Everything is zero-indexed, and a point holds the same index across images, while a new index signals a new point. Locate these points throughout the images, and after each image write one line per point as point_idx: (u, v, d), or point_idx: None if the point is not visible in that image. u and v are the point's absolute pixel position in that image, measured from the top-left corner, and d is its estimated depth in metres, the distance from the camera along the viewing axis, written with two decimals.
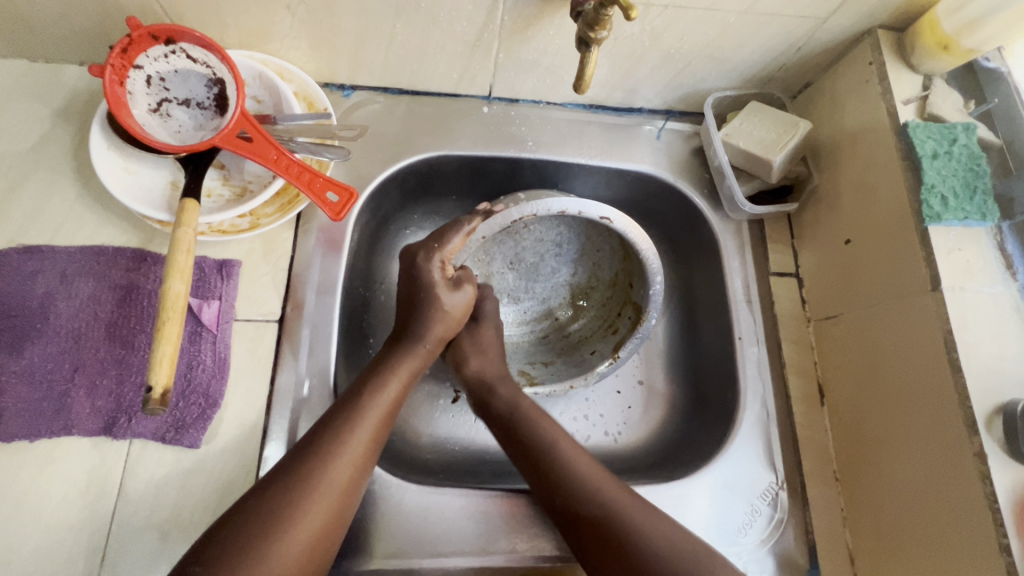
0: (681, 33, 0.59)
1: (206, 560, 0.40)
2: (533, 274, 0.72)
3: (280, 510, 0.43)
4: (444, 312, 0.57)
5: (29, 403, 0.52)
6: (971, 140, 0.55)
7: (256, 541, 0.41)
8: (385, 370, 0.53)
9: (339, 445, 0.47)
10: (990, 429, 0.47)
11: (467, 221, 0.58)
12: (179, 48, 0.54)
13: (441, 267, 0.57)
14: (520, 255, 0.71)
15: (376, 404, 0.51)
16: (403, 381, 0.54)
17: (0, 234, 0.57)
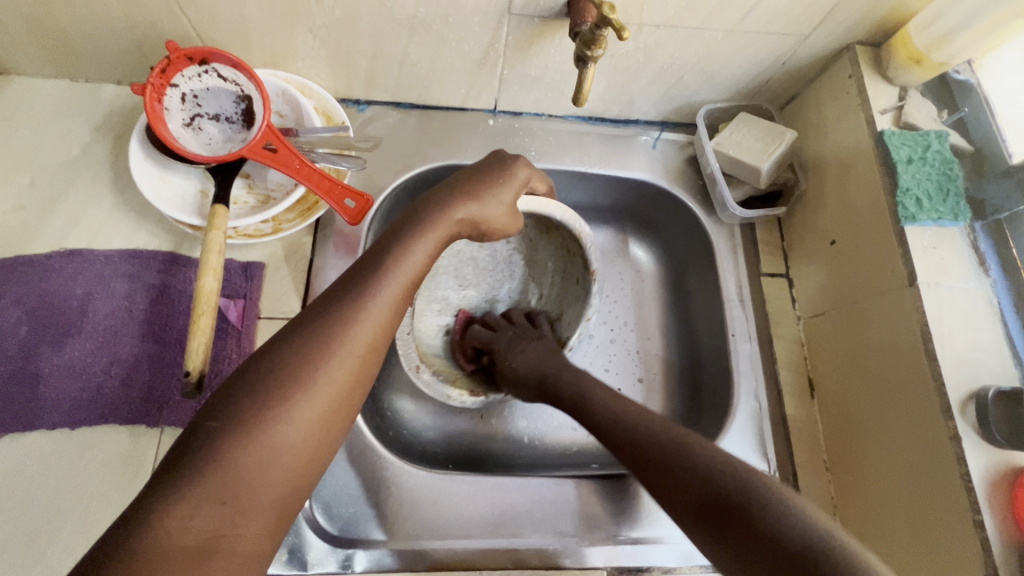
0: (672, 50, 0.64)
1: (215, 420, 0.37)
2: (484, 279, 0.76)
3: (292, 371, 0.39)
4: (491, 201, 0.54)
5: (70, 393, 0.56)
6: (944, 146, 0.59)
7: (265, 405, 0.38)
8: (413, 232, 0.49)
9: (358, 311, 0.43)
10: (964, 413, 0.50)
11: (529, 157, 0.58)
12: (212, 67, 0.59)
13: (523, 170, 0.57)
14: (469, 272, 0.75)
15: (401, 268, 0.46)
16: (429, 251, 0.49)
17: (44, 239, 0.62)
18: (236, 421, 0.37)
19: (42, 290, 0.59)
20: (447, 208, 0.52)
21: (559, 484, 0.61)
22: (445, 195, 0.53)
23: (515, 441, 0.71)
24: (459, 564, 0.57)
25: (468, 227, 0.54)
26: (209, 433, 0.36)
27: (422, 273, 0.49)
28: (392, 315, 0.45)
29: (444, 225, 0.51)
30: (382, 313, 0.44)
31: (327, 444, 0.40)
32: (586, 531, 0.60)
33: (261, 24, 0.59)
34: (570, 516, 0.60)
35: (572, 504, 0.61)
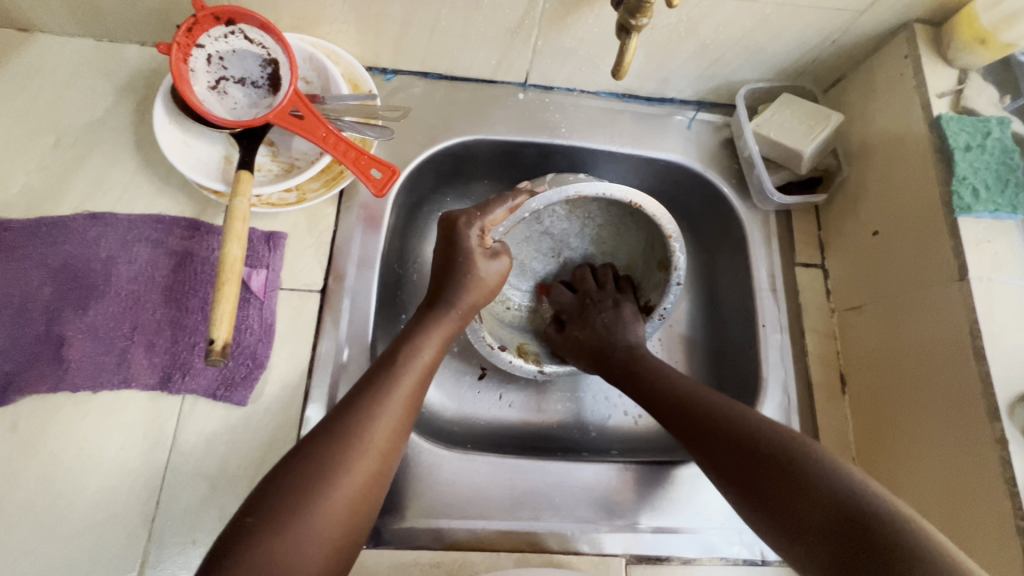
0: (717, 23, 0.60)
1: (254, 518, 0.42)
2: (565, 244, 0.73)
3: (319, 471, 0.44)
4: (478, 279, 0.57)
5: (92, 357, 0.56)
6: (1005, 134, 0.55)
7: (299, 498, 0.42)
8: (423, 332, 0.54)
9: (376, 405, 0.48)
10: (1013, 416, 0.48)
11: (480, 217, 0.58)
12: (238, 28, 0.58)
13: (479, 234, 0.58)
14: (540, 238, 0.71)
15: (411, 365, 0.51)
16: (437, 346, 0.54)
17: (68, 201, 0.61)
18: (276, 509, 0.42)
19: (66, 253, 0.58)
20: (448, 299, 0.56)
21: (580, 470, 0.60)
22: (446, 293, 0.57)
23: (533, 423, 0.70)
24: (476, 545, 0.57)
25: (473, 307, 0.57)
26: (253, 527, 0.41)
27: (432, 367, 0.54)
28: (405, 411, 0.49)
29: (452, 322, 0.56)
30: (398, 411, 0.49)
31: (357, 528, 0.45)
32: (607, 518, 0.59)
33: None
34: (591, 500, 0.59)
35: (594, 489, 0.60)
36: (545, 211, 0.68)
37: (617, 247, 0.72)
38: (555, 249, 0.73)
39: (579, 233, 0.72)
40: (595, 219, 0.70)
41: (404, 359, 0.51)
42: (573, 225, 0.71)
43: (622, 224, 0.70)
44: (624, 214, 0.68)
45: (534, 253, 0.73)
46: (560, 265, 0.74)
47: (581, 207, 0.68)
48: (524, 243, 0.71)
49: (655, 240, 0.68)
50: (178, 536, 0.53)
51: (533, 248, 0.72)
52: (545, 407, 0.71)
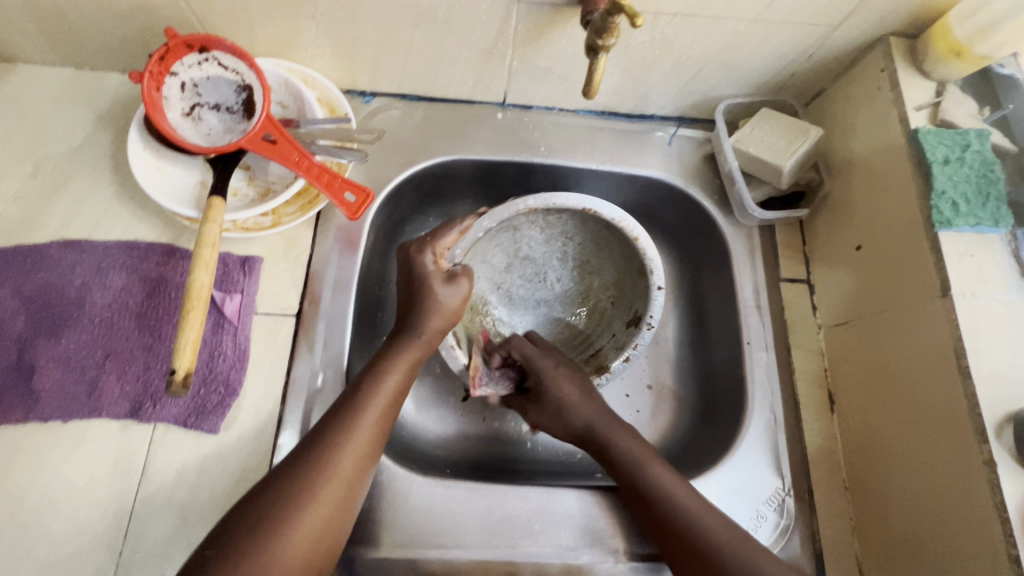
0: (691, 41, 0.60)
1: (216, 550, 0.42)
2: (550, 266, 0.72)
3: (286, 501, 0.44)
4: (439, 304, 0.56)
5: (63, 386, 0.55)
6: (984, 146, 0.54)
7: (263, 527, 0.43)
8: (388, 363, 0.54)
9: (345, 434, 0.48)
10: (1000, 437, 0.46)
11: (431, 243, 0.58)
12: (212, 56, 0.58)
13: (433, 259, 0.58)
14: (522, 264, 0.72)
15: (379, 393, 0.51)
16: (403, 374, 0.54)
17: (45, 228, 0.61)
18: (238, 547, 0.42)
19: (41, 281, 0.58)
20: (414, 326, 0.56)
21: (560, 495, 0.59)
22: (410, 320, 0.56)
23: (516, 445, 0.69)
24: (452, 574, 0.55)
25: (439, 331, 0.57)
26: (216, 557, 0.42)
27: (401, 393, 0.53)
28: (370, 441, 0.49)
29: (417, 348, 0.56)
30: (362, 443, 0.49)
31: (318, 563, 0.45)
32: (588, 545, 0.57)
33: (263, 10, 0.57)
34: (572, 528, 0.58)
35: (574, 516, 0.58)
36: (518, 230, 0.68)
37: (602, 260, 0.71)
38: (541, 274, 0.72)
39: (561, 253, 0.71)
40: (573, 234, 0.69)
41: (367, 390, 0.51)
42: (553, 245, 0.71)
43: (598, 239, 0.68)
44: (597, 228, 0.67)
45: (518, 279, 0.72)
46: (549, 289, 0.73)
47: (553, 224, 0.68)
48: (507, 270, 0.72)
49: (628, 248, 0.66)
50: (145, 569, 0.51)
51: (518, 275, 0.72)
52: (529, 429, 0.70)
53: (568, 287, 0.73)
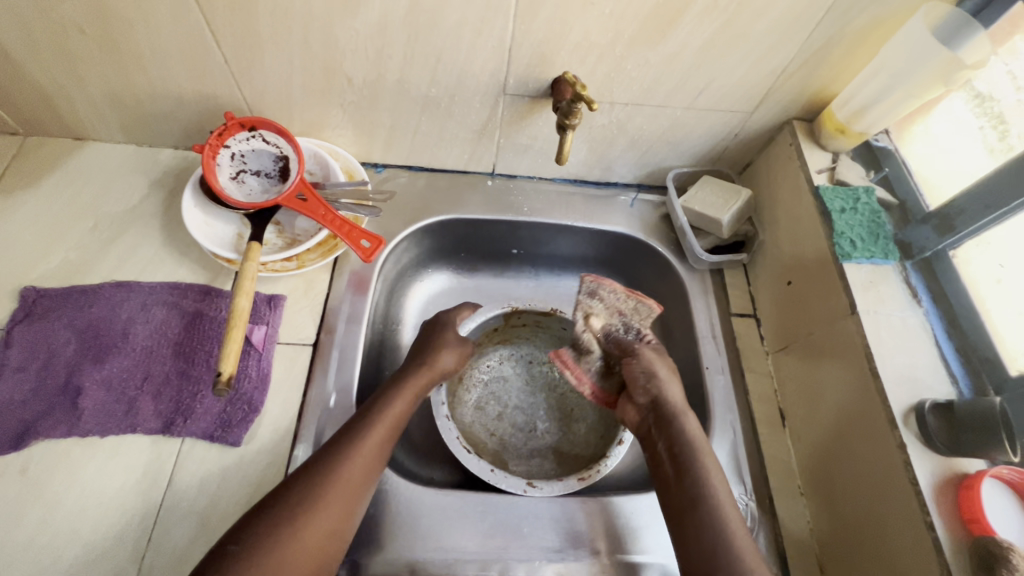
0: (640, 123, 0.77)
1: (239, 544, 0.48)
2: (537, 414, 0.81)
3: (303, 501, 0.51)
4: (433, 343, 0.68)
5: (104, 405, 0.62)
6: (871, 199, 0.69)
7: (285, 523, 0.50)
8: (395, 393, 0.62)
9: (353, 447, 0.56)
10: (908, 424, 0.55)
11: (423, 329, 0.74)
12: (259, 133, 0.73)
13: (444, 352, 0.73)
14: (512, 412, 0.80)
15: (382, 419, 0.59)
16: (406, 402, 0.62)
17: (98, 272, 0.71)
18: (262, 541, 0.49)
19: (91, 315, 0.67)
20: (425, 359, 0.66)
21: (547, 502, 0.65)
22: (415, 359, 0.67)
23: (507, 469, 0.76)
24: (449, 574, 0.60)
25: (448, 366, 0.67)
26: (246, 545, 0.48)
27: (399, 424, 0.60)
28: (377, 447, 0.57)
29: (428, 378, 0.65)
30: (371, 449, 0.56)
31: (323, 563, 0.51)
32: (574, 547, 0.63)
33: (303, 100, 0.73)
34: (558, 531, 0.63)
35: (560, 520, 0.64)
36: (506, 379, 0.83)
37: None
38: (536, 419, 0.80)
39: (546, 400, 0.82)
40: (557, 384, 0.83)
41: (377, 411, 0.59)
42: (535, 395, 0.82)
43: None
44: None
45: (511, 428, 0.79)
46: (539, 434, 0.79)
47: (534, 372, 0.84)
48: (501, 417, 0.80)
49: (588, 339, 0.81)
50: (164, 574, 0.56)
51: (509, 422, 0.80)
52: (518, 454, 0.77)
53: (559, 436, 0.79)
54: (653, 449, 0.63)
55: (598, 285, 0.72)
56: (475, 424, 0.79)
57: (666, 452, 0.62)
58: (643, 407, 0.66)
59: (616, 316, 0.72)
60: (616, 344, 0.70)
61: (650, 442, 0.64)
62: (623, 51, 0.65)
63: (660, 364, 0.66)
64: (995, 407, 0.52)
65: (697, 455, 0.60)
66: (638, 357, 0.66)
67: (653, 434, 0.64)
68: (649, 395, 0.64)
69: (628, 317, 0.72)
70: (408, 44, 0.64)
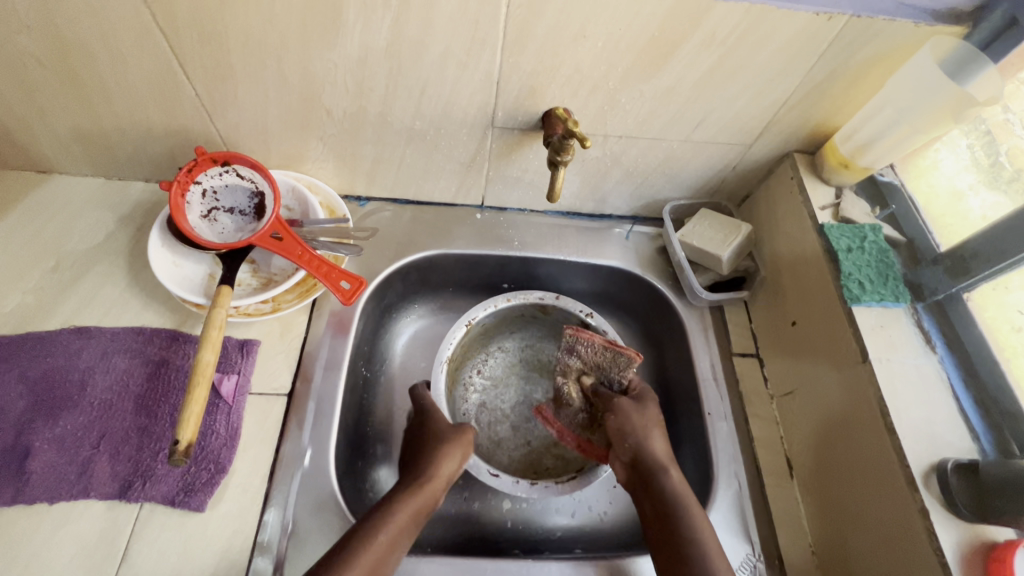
0: (635, 156, 0.73)
1: None
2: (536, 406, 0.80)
3: None
4: (443, 441, 0.64)
5: (55, 467, 0.57)
6: (879, 238, 0.65)
7: None
8: (395, 506, 0.58)
9: (341, 569, 0.51)
10: (928, 485, 0.51)
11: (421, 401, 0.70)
12: (232, 168, 0.69)
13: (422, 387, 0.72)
14: (517, 414, 0.79)
15: (379, 537, 0.54)
16: (408, 515, 0.58)
17: (56, 317, 0.66)
18: None
19: (46, 366, 0.62)
20: (422, 473, 0.62)
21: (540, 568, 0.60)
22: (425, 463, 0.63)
23: (497, 525, 0.70)
24: None
25: (446, 476, 0.62)
26: None
27: (398, 542, 0.56)
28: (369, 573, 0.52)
29: (425, 494, 0.60)
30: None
31: None
32: None
33: (280, 132, 0.69)
34: None
35: None
36: (492, 391, 0.80)
37: (546, 350, 0.83)
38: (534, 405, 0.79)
39: (524, 383, 0.81)
40: (517, 360, 0.83)
41: (376, 525, 0.55)
42: (512, 383, 0.81)
43: (531, 337, 0.83)
44: (545, 348, 0.83)
45: (525, 427, 0.78)
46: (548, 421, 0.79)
47: (508, 366, 0.82)
48: (511, 428, 0.78)
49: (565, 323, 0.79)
50: None
51: (523, 424, 0.78)
52: (511, 506, 0.72)
53: None
54: (641, 510, 0.60)
55: (578, 338, 0.70)
56: (498, 446, 0.76)
57: (653, 511, 0.59)
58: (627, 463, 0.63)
59: (595, 371, 0.71)
60: (600, 396, 0.69)
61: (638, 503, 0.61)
62: (616, 84, 0.62)
63: (639, 417, 0.64)
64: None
65: (681, 512, 0.57)
66: (616, 412, 0.64)
67: (639, 491, 0.61)
68: (629, 452, 0.62)
69: (608, 371, 0.70)
70: (390, 77, 0.61)
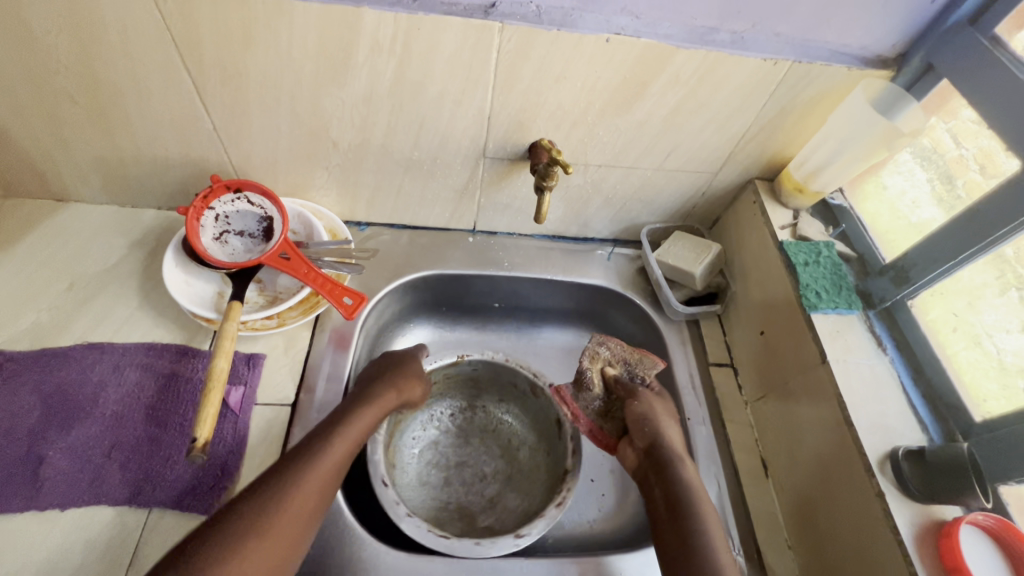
0: (614, 183, 0.81)
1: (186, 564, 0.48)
2: (478, 460, 0.82)
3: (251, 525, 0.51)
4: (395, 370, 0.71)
5: (67, 474, 0.60)
6: (832, 253, 0.73)
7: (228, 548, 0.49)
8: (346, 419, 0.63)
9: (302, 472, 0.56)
10: (883, 471, 0.57)
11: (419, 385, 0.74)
12: (244, 195, 0.75)
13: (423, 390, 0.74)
14: (458, 470, 0.81)
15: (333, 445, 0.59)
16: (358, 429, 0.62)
17: (70, 334, 0.70)
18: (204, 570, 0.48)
19: (60, 379, 0.65)
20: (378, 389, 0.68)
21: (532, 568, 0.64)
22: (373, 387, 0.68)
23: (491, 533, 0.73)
24: None
25: (400, 395, 0.69)
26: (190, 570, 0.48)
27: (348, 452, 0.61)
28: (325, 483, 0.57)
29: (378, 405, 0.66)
30: (318, 487, 0.56)
31: None
32: None
33: (289, 163, 0.75)
34: None
35: None
36: (437, 445, 0.83)
37: (523, 435, 0.84)
38: (473, 463, 0.82)
39: (471, 442, 0.84)
40: (490, 428, 0.85)
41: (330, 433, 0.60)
42: (459, 441, 0.83)
43: (481, 399, 0.86)
44: (499, 404, 0.86)
45: (462, 484, 0.80)
46: (486, 479, 0.80)
47: (456, 422, 0.85)
48: (448, 484, 0.79)
49: (513, 381, 0.83)
50: None
51: (460, 479, 0.80)
52: None
53: (508, 472, 0.81)
54: (651, 495, 0.64)
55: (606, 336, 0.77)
56: (432, 501, 0.77)
57: (663, 499, 0.62)
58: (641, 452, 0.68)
59: (620, 366, 0.76)
60: (621, 386, 0.73)
61: (648, 485, 0.65)
62: (594, 119, 0.70)
63: (658, 409, 0.70)
64: (963, 453, 0.54)
65: (692, 497, 0.61)
66: (638, 399, 0.71)
67: (650, 477, 0.65)
68: (646, 438, 0.67)
69: (632, 367, 0.76)
70: (392, 113, 0.68)
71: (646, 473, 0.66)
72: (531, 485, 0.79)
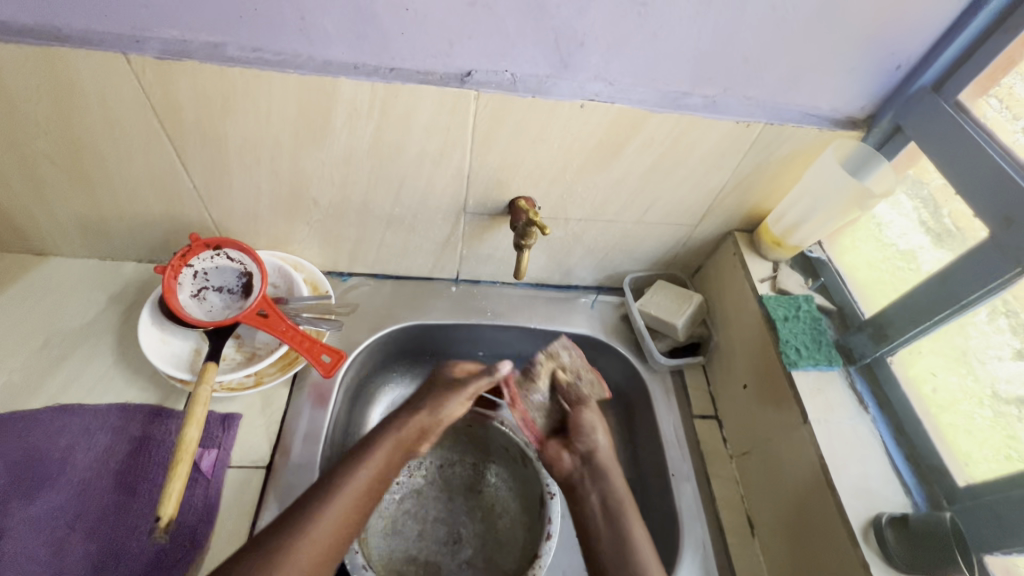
0: (595, 235, 0.81)
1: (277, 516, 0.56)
2: (456, 520, 0.80)
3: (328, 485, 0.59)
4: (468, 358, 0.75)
5: (29, 549, 0.58)
6: (812, 307, 0.73)
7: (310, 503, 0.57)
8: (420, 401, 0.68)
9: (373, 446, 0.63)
10: (867, 540, 0.56)
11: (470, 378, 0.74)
12: (223, 251, 0.75)
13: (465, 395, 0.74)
14: (434, 526, 0.79)
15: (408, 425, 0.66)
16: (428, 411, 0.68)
17: (42, 395, 0.68)
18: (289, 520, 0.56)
19: (28, 445, 0.64)
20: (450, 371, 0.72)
21: None
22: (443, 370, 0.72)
23: None
24: None
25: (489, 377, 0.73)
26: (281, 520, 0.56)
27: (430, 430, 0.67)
28: (336, 536, 0.57)
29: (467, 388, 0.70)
30: (356, 498, 0.59)
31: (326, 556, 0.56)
32: None
33: (270, 219, 0.75)
34: None
35: None
36: (417, 495, 0.82)
37: (507, 503, 0.82)
38: (452, 519, 0.80)
39: (452, 498, 0.82)
40: (475, 487, 0.83)
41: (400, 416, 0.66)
42: (440, 495, 0.82)
43: (472, 456, 0.85)
44: (490, 464, 0.85)
45: (434, 541, 0.78)
46: (459, 541, 0.79)
47: (443, 475, 0.84)
48: (421, 538, 0.78)
49: (509, 448, 0.83)
50: None
51: (433, 536, 0.79)
52: None
53: (485, 535, 0.79)
54: (581, 497, 0.67)
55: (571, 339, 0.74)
56: (399, 553, 0.76)
57: (596, 506, 0.66)
58: (578, 455, 0.69)
59: (574, 372, 0.73)
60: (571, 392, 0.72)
61: (578, 489, 0.68)
62: (572, 176, 0.71)
63: (599, 420, 0.71)
64: (946, 520, 0.53)
65: (623, 511, 0.65)
66: (587, 409, 0.71)
67: (582, 481, 0.68)
68: (586, 446, 0.69)
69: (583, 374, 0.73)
70: (372, 173, 0.69)
71: (575, 475, 0.69)
72: (502, 557, 0.77)
